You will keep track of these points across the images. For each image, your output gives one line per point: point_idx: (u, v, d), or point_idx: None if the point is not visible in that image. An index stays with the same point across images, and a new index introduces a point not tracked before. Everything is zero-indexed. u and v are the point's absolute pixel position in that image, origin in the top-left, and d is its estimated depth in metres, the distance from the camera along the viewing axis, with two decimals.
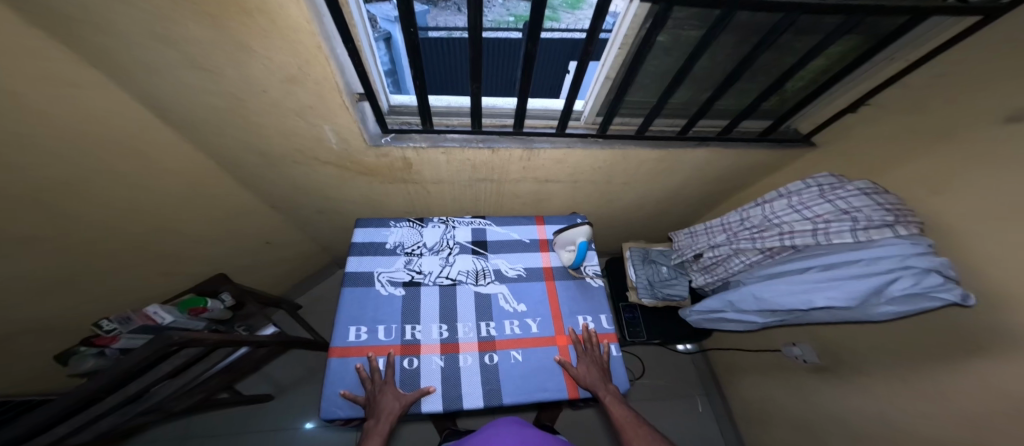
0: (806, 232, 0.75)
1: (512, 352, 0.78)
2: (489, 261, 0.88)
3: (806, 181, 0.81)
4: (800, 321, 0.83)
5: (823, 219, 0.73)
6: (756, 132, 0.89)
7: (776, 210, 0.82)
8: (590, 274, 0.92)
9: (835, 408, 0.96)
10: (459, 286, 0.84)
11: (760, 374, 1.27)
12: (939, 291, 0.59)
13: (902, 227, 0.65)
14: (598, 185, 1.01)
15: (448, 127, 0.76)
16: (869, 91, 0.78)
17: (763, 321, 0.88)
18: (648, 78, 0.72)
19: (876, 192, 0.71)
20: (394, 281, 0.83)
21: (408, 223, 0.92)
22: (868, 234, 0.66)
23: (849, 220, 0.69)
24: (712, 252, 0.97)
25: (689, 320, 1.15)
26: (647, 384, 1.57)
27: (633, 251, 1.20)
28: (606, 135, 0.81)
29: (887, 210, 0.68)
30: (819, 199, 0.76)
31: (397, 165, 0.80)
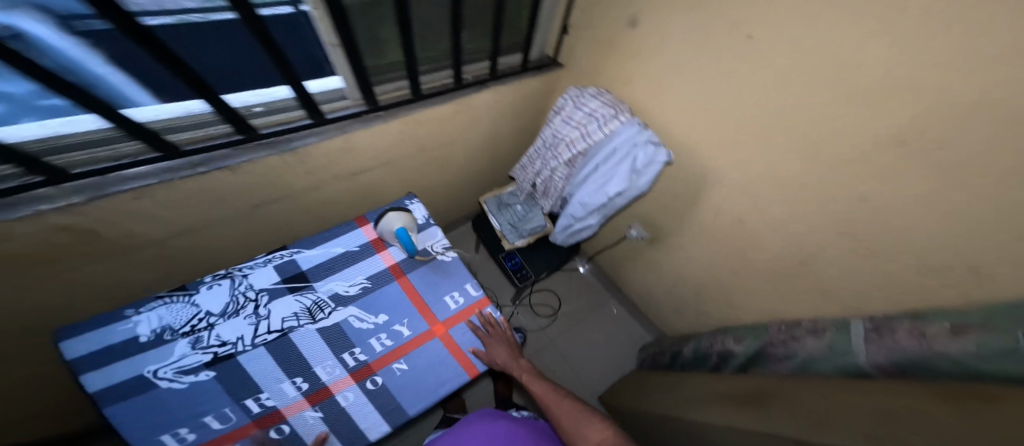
0: (579, 138, 0.96)
1: (395, 365, 0.74)
2: (319, 291, 0.77)
3: (563, 98, 0.99)
4: (612, 210, 1.07)
5: (582, 126, 0.95)
6: (517, 65, 0.96)
7: (558, 128, 1.01)
8: (439, 251, 0.89)
9: (679, 254, 1.24)
10: (292, 335, 0.71)
11: (627, 259, 1.54)
12: (655, 157, 0.87)
13: (622, 115, 0.91)
14: (418, 158, 0.97)
15: (118, 162, 0.55)
16: (564, 13, 0.93)
17: (594, 220, 1.12)
18: (371, 47, 0.66)
19: (602, 93, 0.96)
20: (186, 369, 0.63)
21: (169, 298, 0.68)
22: (608, 127, 0.91)
23: (596, 120, 0.93)
24: (540, 178, 1.15)
25: (558, 242, 1.29)
26: (568, 310, 1.79)
27: (489, 202, 1.28)
28: (379, 107, 0.74)
29: (609, 106, 0.93)
30: (575, 109, 0.97)
31: (69, 233, 0.57)
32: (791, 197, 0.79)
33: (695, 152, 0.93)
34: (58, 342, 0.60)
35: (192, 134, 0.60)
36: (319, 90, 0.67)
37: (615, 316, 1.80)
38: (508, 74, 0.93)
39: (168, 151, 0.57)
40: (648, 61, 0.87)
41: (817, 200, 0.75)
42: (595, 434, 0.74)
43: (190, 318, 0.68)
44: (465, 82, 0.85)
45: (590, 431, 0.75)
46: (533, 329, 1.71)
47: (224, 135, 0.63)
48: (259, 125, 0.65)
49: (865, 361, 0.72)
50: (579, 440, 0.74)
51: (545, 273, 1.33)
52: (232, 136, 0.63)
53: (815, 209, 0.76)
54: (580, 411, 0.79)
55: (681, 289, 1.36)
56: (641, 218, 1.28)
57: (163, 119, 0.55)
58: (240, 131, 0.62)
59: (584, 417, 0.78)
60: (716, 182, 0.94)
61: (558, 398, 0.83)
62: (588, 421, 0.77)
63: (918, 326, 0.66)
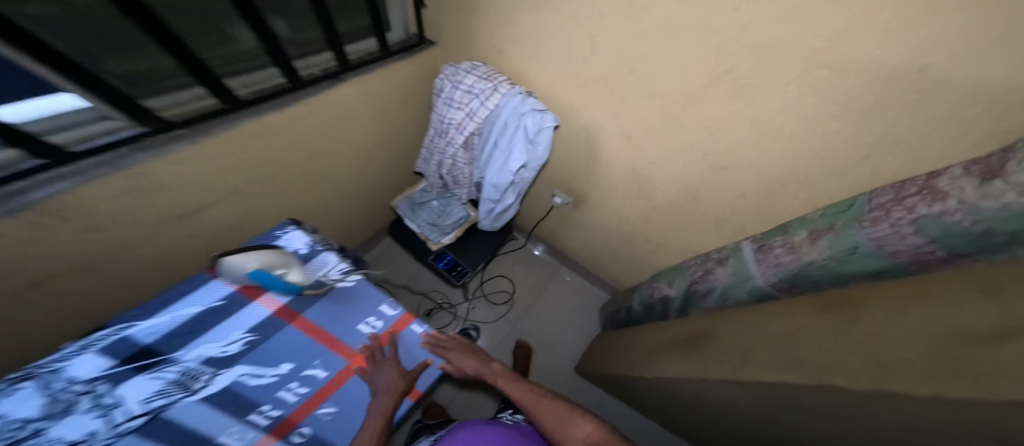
0: (466, 120, 0.88)
1: (320, 410, 0.66)
2: (187, 360, 0.61)
3: (439, 78, 0.89)
4: (525, 186, 1.05)
5: (467, 106, 0.87)
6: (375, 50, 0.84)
7: (443, 112, 0.92)
8: (336, 277, 0.79)
9: (605, 213, 1.24)
10: (167, 413, 0.56)
11: (563, 228, 1.53)
12: (544, 122, 0.84)
13: (500, 87, 0.84)
14: (292, 173, 0.84)
15: None
16: None
17: (512, 199, 1.09)
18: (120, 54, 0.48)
19: (476, 67, 0.87)
20: None
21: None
22: (491, 102, 0.85)
23: (475, 96, 0.85)
24: (445, 170, 1.06)
25: (486, 229, 1.25)
26: (524, 289, 1.77)
27: (400, 206, 1.18)
28: (170, 121, 0.55)
29: (485, 78, 0.85)
30: (453, 89, 0.88)
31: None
32: (674, 137, 0.80)
33: (583, 109, 0.91)
34: None
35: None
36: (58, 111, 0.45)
37: (570, 283, 1.82)
38: (367, 61, 0.80)
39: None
40: (513, 22, 0.82)
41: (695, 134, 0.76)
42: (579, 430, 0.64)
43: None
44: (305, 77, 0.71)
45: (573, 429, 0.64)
46: (493, 320, 1.67)
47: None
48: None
49: (763, 282, 0.80)
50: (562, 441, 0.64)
51: (483, 264, 1.27)
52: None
53: (696, 145, 0.78)
54: (560, 409, 0.69)
55: (614, 243, 1.38)
56: (564, 185, 1.26)
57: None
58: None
59: (566, 413, 0.68)
60: (612, 136, 0.92)
61: (533, 396, 0.75)
62: (570, 418, 0.67)
63: (789, 238, 0.74)
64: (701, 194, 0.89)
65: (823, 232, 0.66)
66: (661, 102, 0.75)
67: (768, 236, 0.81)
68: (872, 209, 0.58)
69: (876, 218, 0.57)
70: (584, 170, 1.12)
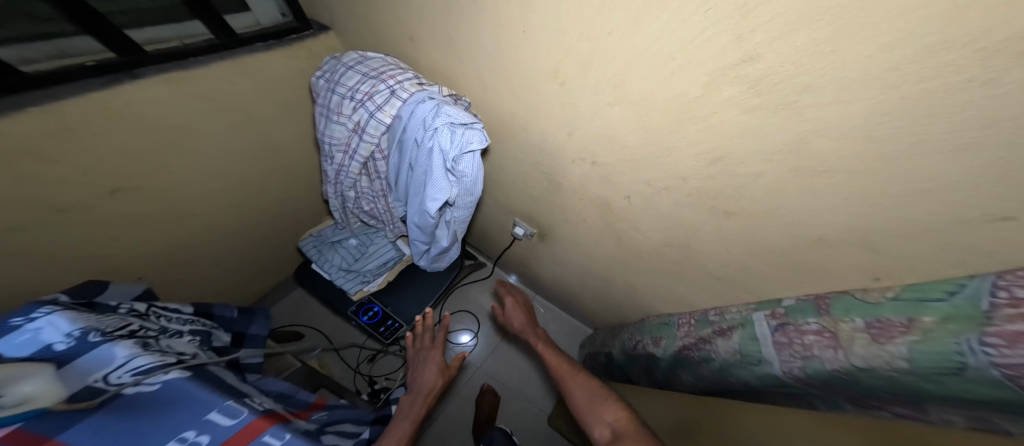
0: (358, 140, 0.65)
1: None
2: None
3: (315, 79, 0.64)
4: (466, 226, 0.80)
5: (354, 120, 0.63)
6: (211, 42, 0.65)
7: (325, 129, 0.66)
8: (121, 382, 0.37)
9: (571, 249, 0.99)
10: None
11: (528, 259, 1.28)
12: (466, 143, 0.60)
13: (399, 90, 0.61)
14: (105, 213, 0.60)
15: None
16: None
17: (448, 241, 0.84)
18: None
19: (363, 59, 0.63)
20: None
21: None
22: (385, 114, 0.61)
23: (364, 106, 0.62)
24: (356, 206, 0.82)
25: (424, 266, 0.99)
26: None
27: (305, 245, 0.95)
28: None
29: (372, 76, 0.61)
30: (333, 96, 0.64)
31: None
32: (640, 157, 0.54)
33: (523, 113, 0.66)
34: None
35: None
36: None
37: (545, 318, 1.54)
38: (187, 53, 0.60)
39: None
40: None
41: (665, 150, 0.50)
42: (603, 424, 0.59)
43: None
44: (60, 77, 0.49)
45: (602, 412, 0.62)
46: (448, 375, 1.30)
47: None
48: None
49: (779, 372, 0.52)
50: (590, 420, 0.62)
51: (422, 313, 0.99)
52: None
53: (676, 167, 0.51)
54: (595, 391, 0.68)
55: (590, 281, 1.10)
56: (519, 212, 1.01)
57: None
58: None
59: (601, 397, 0.65)
60: (573, 158, 0.66)
61: (568, 369, 0.75)
62: (601, 405, 0.64)
63: (828, 324, 0.46)
64: (694, 240, 0.62)
65: (896, 330, 0.37)
66: (603, 106, 0.51)
67: (794, 317, 0.53)
68: (992, 304, 0.29)
69: (1015, 332, 0.26)
70: (543, 192, 0.84)
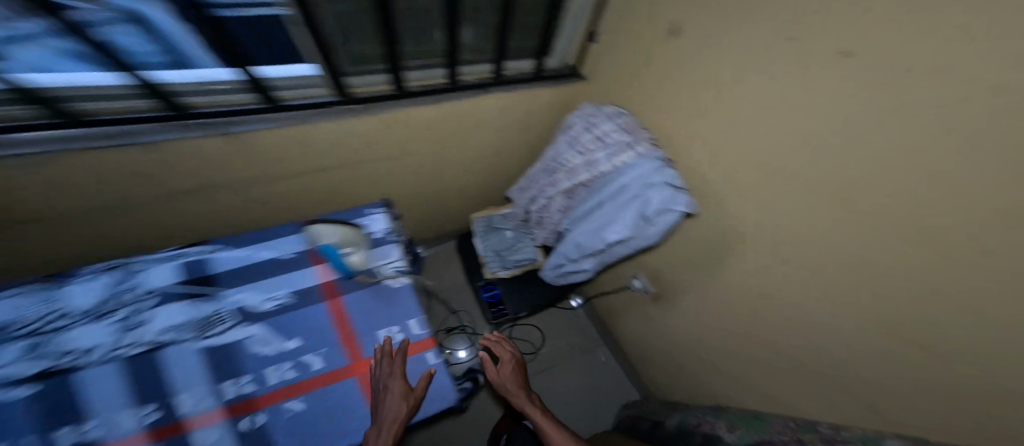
0: (584, 168, 0.75)
1: (288, 403, 0.53)
2: (224, 300, 0.58)
3: (571, 114, 0.75)
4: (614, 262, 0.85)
5: (578, 151, 0.72)
6: (525, 73, 0.82)
7: (563, 151, 0.81)
8: (388, 275, 0.69)
9: (677, 324, 1.04)
10: (167, 349, 0.52)
11: (625, 311, 1.33)
12: (672, 203, 0.59)
13: (638, 148, 0.71)
14: (398, 159, 0.85)
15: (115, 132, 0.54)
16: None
17: (591, 267, 0.90)
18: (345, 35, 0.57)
19: (620, 116, 0.76)
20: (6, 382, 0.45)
21: (36, 285, 0.53)
22: (618, 159, 0.71)
23: (606, 149, 0.72)
24: (536, 205, 0.93)
25: (544, 280, 1.10)
26: (551, 350, 1.58)
27: (477, 222, 1.09)
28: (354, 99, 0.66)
29: (626, 130, 0.71)
30: (587, 132, 0.76)
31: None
32: None
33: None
34: None
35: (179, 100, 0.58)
36: (294, 73, 0.62)
37: (602, 367, 1.57)
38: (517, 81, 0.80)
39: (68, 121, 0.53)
40: None
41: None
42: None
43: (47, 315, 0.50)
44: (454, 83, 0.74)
45: None
46: None
47: (212, 106, 0.61)
48: (241, 99, 0.63)
49: None
50: None
51: (527, 313, 1.12)
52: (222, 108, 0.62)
53: None
54: None
55: (679, 360, 1.14)
56: (647, 270, 1.09)
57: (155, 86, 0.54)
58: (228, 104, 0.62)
59: None
60: None
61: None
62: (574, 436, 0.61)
63: None
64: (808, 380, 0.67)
65: None
66: None
67: None
68: None
69: None
70: (680, 273, 0.94)
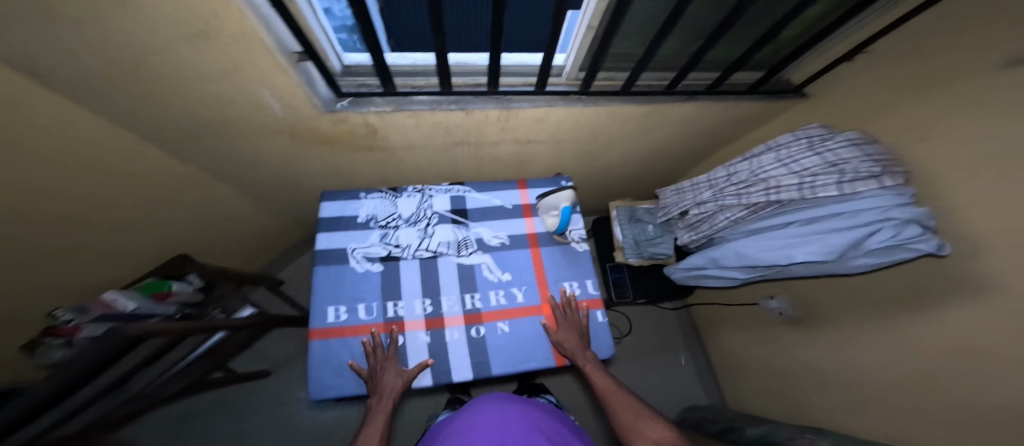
0: (791, 187, 0.72)
1: (499, 324, 0.78)
2: (470, 231, 0.83)
3: (791, 134, 0.75)
4: (780, 276, 0.82)
5: (797, 168, 0.73)
6: (747, 85, 0.86)
7: (764, 164, 0.78)
8: (575, 239, 0.87)
9: (813, 352, 1.00)
10: (440, 259, 0.80)
11: (738, 328, 1.31)
12: (915, 242, 0.58)
13: (887, 178, 0.63)
14: (582, 144, 0.97)
15: (414, 88, 0.67)
16: (865, 39, 0.74)
17: (744, 276, 0.89)
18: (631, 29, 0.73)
19: (864, 143, 0.69)
20: (370, 257, 0.77)
21: (386, 192, 0.85)
22: (853, 186, 0.64)
23: (836, 174, 0.67)
24: (698, 209, 0.95)
25: (673, 278, 1.13)
26: (634, 342, 1.64)
27: (620, 210, 1.18)
28: (588, 92, 0.77)
29: (875, 160, 0.65)
30: (807, 152, 0.72)
31: (359, 131, 0.71)
32: None
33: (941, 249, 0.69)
34: (323, 200, 0.80)
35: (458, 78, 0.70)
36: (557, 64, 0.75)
37: (681, 369, 1.59)
38: (731, 91, 0.83)
39: (388, 86, 0.63)
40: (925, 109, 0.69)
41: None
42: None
43: (388, 216, 0.82)
44: (677, 89, 0.82)
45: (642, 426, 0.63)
46: None
47: (476, 86, 0.71)
48: (502, 82, 0.73)
49: None
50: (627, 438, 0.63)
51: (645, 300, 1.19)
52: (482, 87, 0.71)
53: None
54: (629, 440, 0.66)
55: (789, 383, 1.10)
56: (790, 293, 1.07)
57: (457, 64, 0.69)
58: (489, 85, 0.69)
59: (641, 410, 0.66)
60: None
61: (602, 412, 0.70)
62: (643, 415, 0.65)
63: None
64: None
65: None
66: None
67: None
68: None
69: None
70: (848, 305, 0.90)
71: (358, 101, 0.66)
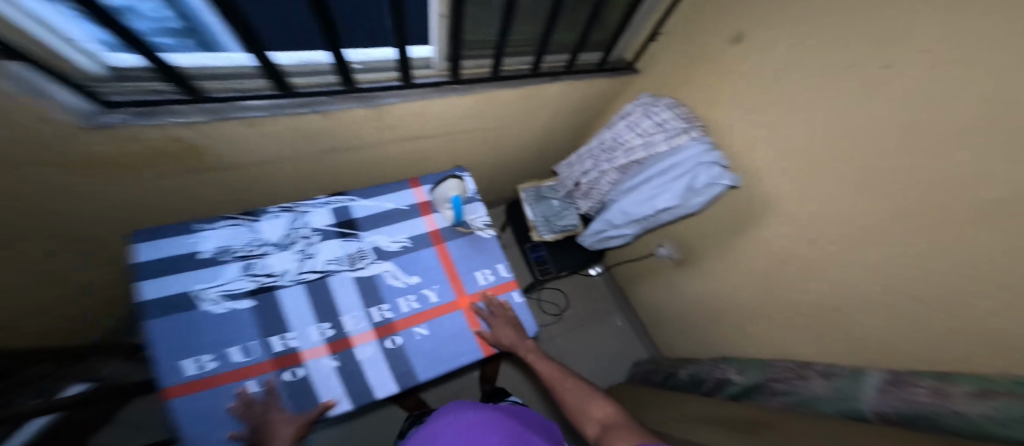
0: (641, 147, 0.89)
1: (417, 328, 0.76)
2: (363, 241, 0.78)
3: (633, 103, 0.93)
4: (654, 226, 0.97)
5: (640, 133, 0.89)
6: (594, 63, 0.99)
7: (619, 132, 0.95)
8: (478, 226, 0.88)
9: (702, 285, 1.18)
10: (330, 279, 0.73)
11: (649, 280, 1.48)
12: (719, 178, 0.77)
13: (693, 131, 0.82)
14: (474, 133, 0.98)
15: (238, 93, 0.59)
16: (658, 21, 0.94)
17: (632, 232, 1.03)
18: (473, 24, 0.70)
19: (676, 107, 0.88)
20: (233, 293, 0.67)
21: (234, 218, 0.72)
22: (676, 140, 0.83)
23: (664, 132, 0.85)
24: (586, 178, 1.07)
25: (586, 245, 1.22)
26: (573, 314, 1.75)
27: (526, 192, 1.25)
28: (461, 79, 0.77)
29: (683, 118, 0.85)
30: (644, 117, 0.90)
31: (171, 149, 0.60)
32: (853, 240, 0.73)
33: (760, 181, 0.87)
34: (132, 243, 0.64)
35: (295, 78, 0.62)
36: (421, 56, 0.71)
37: (618, 328, 1.74)
38: (585, 70, 0.95)
39: (193, 94, 0.54)
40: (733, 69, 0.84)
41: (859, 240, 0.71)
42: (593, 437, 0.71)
43: (247, 243, 0.71)
44: (542, 70, 0.89)
45: (590, 407, 0.72)
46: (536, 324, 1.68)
47: (326, 84, 0.65)
48: (361, 79, 0.68)
49: (871, 408, 0.64)
50: (580, 418, 0.72)
51: (568, 272, 1.26)
52: (336, 85, 0.66)
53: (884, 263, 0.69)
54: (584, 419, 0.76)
55: (694, 316, 1.28)
56: (675, 240, 1.24)
57: (288, 64, 0.58)
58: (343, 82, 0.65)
59: (587, 393, 0.75)
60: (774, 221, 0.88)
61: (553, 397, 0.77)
62: (589, 398, 0.74)
63: (911, 379, 0.62)
64: None
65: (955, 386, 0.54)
66: None
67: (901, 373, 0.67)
68: None
69: None
70: (710, 239, 1.09)
71: (148, 111, 0.54)
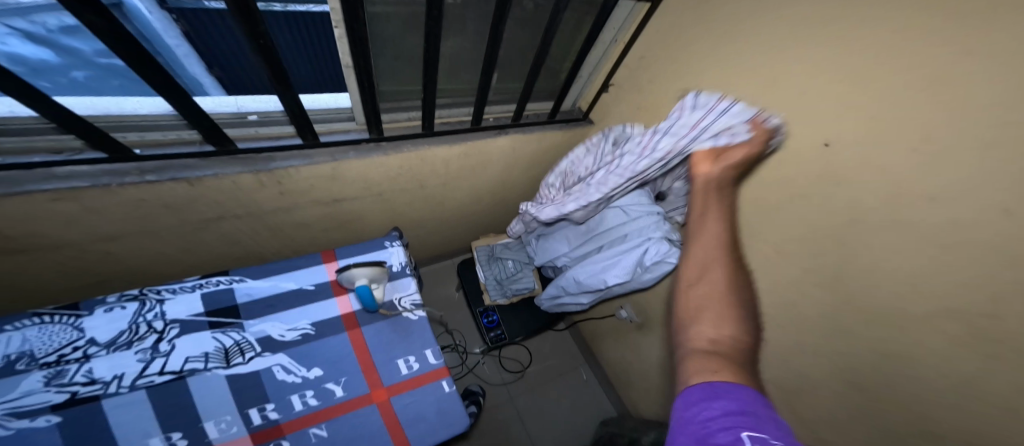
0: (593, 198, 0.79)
1: (312, 429, 0.59)
2: (248, 330, 0.64)
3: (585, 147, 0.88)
4: (612, 295, 0.88)
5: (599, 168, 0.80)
6: (546, 114, 0.94)
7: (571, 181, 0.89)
8: (407, 307, 0.75)
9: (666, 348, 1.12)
10: (191, 379, 0.57)
11: (615, 337, 1.39)
12: (668, 256, 0.75)
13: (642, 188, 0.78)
14: (412, 192, 0.87)
15: (56, 154, 0.48)
16: (607, 74, 0.94)
17: (589, 301, 0.93)
18: (391, 73, 0.62)
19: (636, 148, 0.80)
20: (17, 417, 0.49)
21: (48, 317, 0.56)
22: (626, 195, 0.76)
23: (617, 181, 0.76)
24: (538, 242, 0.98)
25: (545, 308, 1.11)
26: (536, 372, 1.59)
27: (479, 250, 1.16)
28: (386, 136, 0.68)
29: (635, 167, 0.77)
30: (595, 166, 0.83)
31: None
32: (803, 325, 0.69)
33: None
34: None
35: (141, 135, 0.51)
36: (340, 107, 0.63)
37: (584, 385, 1.59)
38: (533, 122, 0.90)
39: None
40: None
41: (804, 319, 0.68)
42: (712, 331, 0.34)
43: (63, 345, 0.55)
44: (486, 124, 0.82)
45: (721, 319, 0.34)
46: (494, 386, 1.51)
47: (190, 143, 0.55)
48: (251, 136, 0.59)
49: None
50: (699, 315, 0.34)
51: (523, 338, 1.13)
52: (201, 146, 0.55)
53: (836, 354, 0.64)
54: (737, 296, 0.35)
55: (660, 381, 1.20)
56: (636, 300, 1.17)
57: (140, 114, 0.49)
58: (213, 141, 0.54)
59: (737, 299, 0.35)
60: None
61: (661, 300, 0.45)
62: (729, 311, 0.34)
63: None
64: None
65: None
66: (796, 279, 0.67)
67: None
68: None
69: None
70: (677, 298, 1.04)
71: None
